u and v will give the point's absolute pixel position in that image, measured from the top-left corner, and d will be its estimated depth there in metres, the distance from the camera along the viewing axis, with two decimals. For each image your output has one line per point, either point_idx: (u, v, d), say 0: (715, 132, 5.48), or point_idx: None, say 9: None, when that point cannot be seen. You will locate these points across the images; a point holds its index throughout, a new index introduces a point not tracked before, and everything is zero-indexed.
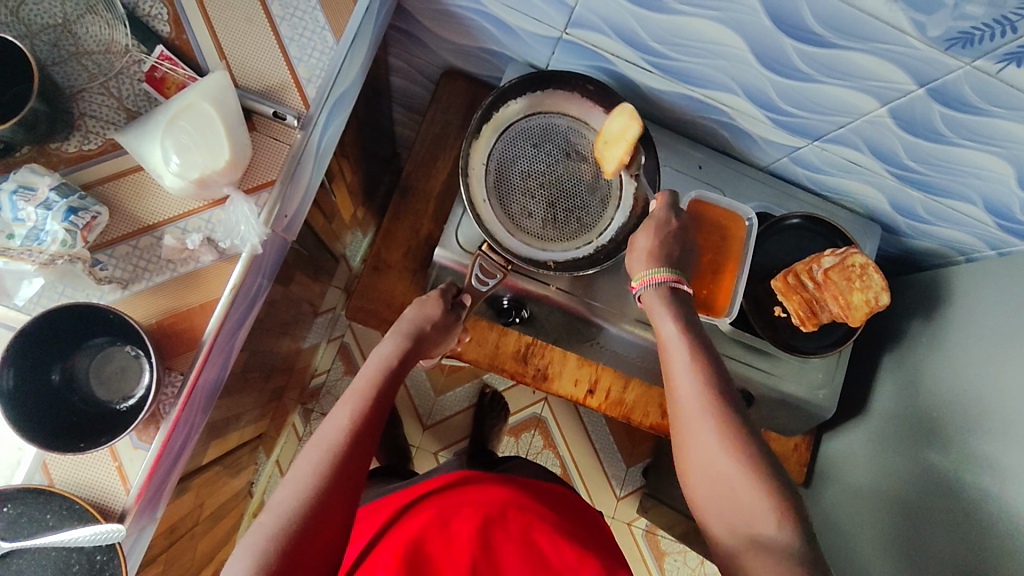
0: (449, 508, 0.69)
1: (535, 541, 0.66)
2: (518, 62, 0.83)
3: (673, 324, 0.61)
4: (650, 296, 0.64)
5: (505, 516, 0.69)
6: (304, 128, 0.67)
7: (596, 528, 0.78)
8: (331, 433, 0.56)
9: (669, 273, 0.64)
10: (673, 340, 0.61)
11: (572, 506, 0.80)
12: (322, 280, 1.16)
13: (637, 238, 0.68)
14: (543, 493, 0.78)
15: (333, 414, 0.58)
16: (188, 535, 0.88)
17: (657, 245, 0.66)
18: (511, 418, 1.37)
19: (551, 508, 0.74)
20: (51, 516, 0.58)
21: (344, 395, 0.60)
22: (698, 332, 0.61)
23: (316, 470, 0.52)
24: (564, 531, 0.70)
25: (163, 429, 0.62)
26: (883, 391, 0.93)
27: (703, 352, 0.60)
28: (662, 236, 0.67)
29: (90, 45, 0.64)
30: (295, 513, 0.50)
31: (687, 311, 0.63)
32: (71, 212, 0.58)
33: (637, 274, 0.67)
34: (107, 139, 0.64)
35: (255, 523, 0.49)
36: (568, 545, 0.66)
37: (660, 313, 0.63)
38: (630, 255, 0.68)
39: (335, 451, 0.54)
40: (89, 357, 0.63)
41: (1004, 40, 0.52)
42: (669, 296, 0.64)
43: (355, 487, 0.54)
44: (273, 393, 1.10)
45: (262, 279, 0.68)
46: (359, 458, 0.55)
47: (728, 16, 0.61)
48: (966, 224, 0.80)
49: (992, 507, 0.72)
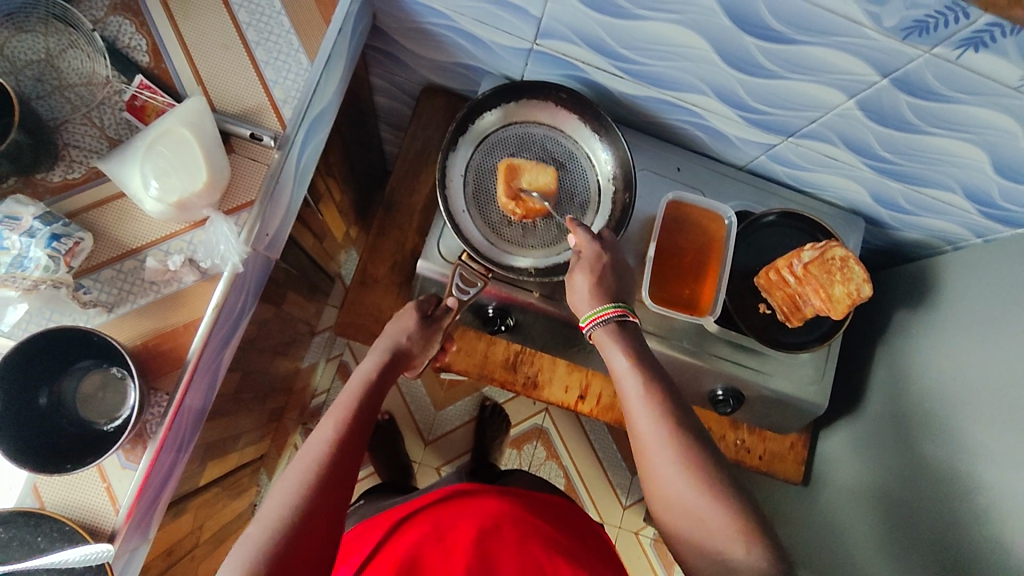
0: (441, 525, 0.69)
1: (527, 548, 0.65)
2: (494, 75, 0.84)
3: (626, 360, 0.60)
4: (600, 333, 0.63)
5: (500, 527, 0.68)
6: (281, 148, 0.69)
7: (594, 541, 0.76)
8: (316, 448, 0.56)
9: (616, 307, 0.63)
10: (625, 373, 0.59)
11: (567, 517, 0.79)
12: (318, 300, 1.18)
13: (575, 282, 0.67)
14: (538, 503, 0.78)
15: (317, 428, 0.58)
16: (187, 557, 0.89)
17: (592, 283, 0.66)
18: (513, 430, 1.37)
19: (546, 520, 0.73)
20: (42, 538, 0.59)
21: (329, 410, 0.61)
22: (650, 362, 0.60)
23: (301, 483, 0.53)
24: (560, 543, 0.69)
25: (150, 450, 0.63)
26: (876, 386, 0.92)
27: (654, 376, 0.58)
28: (600, 273, 0.66)
29: (72, 77, 0.66)
30: (283, 523, 0.50)
31: (635, 341, 0.62)
32: (53, 239, 0.60)
33: (584, 315, 0.66)
34: (91, 167, 0.66)
35: (242, 535, 0.49)
36: (563, 558, 0.65)
37: (613, 351, 0.61)
38: (575, 300, 0.68)
39: (318, 463, 0.54)
40: (76, 380, 0.65)
41: (959, 26, 0.52)
42: (616, 330, 0.63)
43: (343, 499, 0.54)
44: (273, 414, 1.12)
45: (244, 297, 0.69)
46: (346, 470, 0.56)
47: (689, 18, 0.62)
48: (948, 213, 0.80)
49: (987, 497, 0.70)
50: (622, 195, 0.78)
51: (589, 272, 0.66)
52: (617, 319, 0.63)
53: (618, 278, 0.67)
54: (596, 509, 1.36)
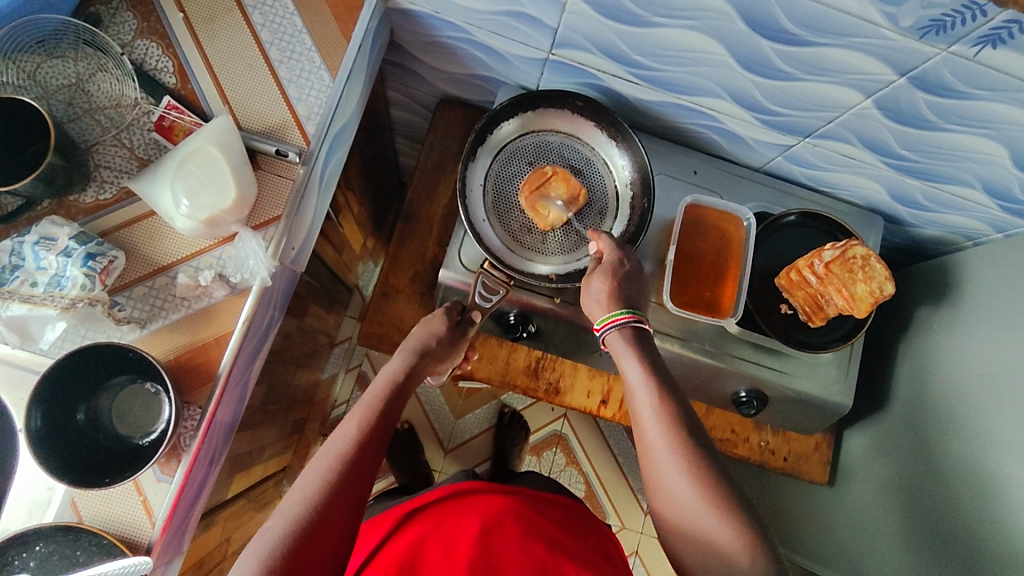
0: (444, 521, 0.69)
1: (533, 550, 0.64)
2: (509, 85, 0.85)
3: (639, 365, 0.60)
4: (614, 338, 0.64)
5: (502, 524, 0.68)
6: (305, 163, 0.70)
7: (607, 543, 0.76)
8: (339, 444, 0.56)
9: (633, 312, 0.64)
10: (637, 381, 0.59)
11: (577, 516, 0.78)
12: (338, 312, 1.19)
13: (591, 283, 0.68)
14: (548, 503, 0.77)
15: (342, 424, 0.59)
16: (215, 569, 0.90)
17: (610, 288, 0.66)
18: (533, 437, 1.37)
19: (556, 521, 0.73)
20: (81, 552, 0.61)
21: (354, 408, 0.61)
22: (661, 370, 0.60)
23: (322, 479, 0.53)
24: (564, 543, 0.68)
25: (184, 463, 0.64)
26: (900, 384, 0.92)
27: (667, 384, 0.59)
28: (616, 278, 0.67)
29: (102, 101, 0.68)
30: (303, 517, 0.50)
31: (649, 350, 0.62)
32: (89, 258, 0.61)
33: (598, 317, 0.66)
34: (121, 187, 0.67)
35: (261, 529, 0.50)
36: (567, 557, 0.64)
37: (625, 356, 0.62)
38: (589, 304, 0.68)
39: (340, 457, 0.55)
40: (112, 396, 0.66)
41: (975, 24, 0.53)
42: (630, 337, 0.63)
43: (362, 492, 0.55)
44: (295, 426, 1.13)
45: (272, 311, 0.71)
46: (366, 466, 0.56)
47: (705, 24, 0.63)
48: (968, 209, 0.80)
49: (1016, 491, 0.70)
50: (640, 200, 0.79)
51: (607, 276, 0.67)
52: (622, 326, 0.63)
53: (634, 286, 0.68)
54: (618, 515, 1.36)
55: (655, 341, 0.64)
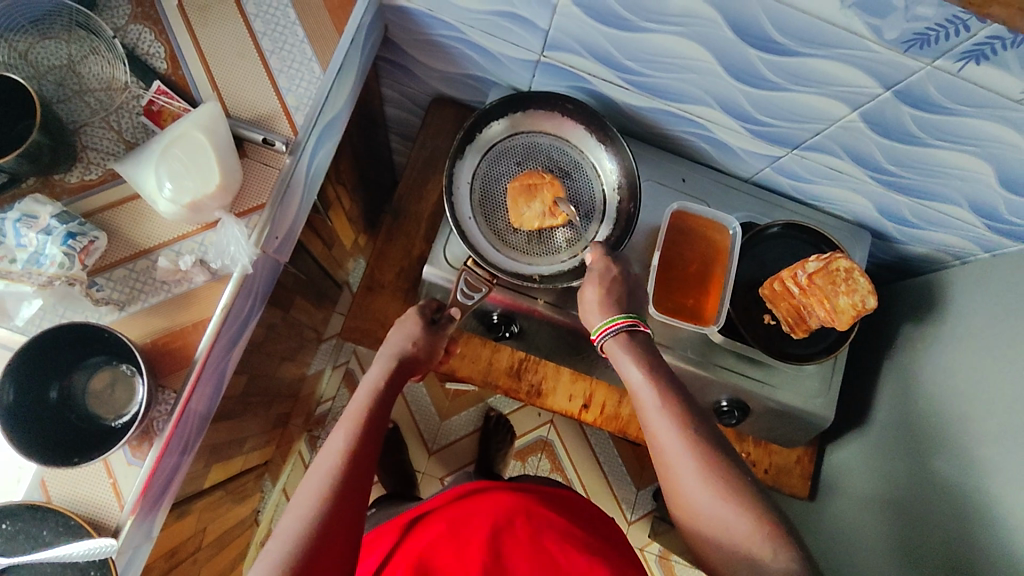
0: (454, 521, 0.69)
1: (546, 553, 0.64)
2: (501, 86, 0.86)
3: (641, 370, 0.60)
4: (613, 346, 0.64)
5: (513, 523, 0.67)
6: (292, 153, 0.70)
7: (613, 538, 0.74)
8: (329, 459, 0.56)
9: (627, 317, 0.64)
10: (643, 387, 0.59)
11: (587, 511, 0.77)
12: (326, 307, 1.19)
13: (585, 291, 0.69)
14: (553, 497, 0.76)
15: (330, 438, 0.59)
16: (189, 560, 0.89)
17: (603, 295, 0.67)
18: (518, 441, 1.37)
19: (563, 514, 0.73)
20: (48, 532, 0.60)
21: (340, 422, 0.61)
22: (669, 376, 0.60)
23: (317, 497, 0.53)
24: (573, 540, 0.67)
25: (156, 446, 0.63)
26: (882, 400, 0.92)
27: (675, 390, 0.59)
28: (610, 284, 0.68)
29: (92, 83, 0.68)
30: (300, 538, 0.50)
31: (650, 354, 0.62)
32: (69, 237, 0.61)
33: (594, 326, 0.67)
34: (107, 169, 0.67)
35: (263, 552, 0.50)
36: (581, 553, 0.64)
37: (626, 365, 0.62)
38: (586, 313, 0.69)
39: (332, 473, 0.55)
40: (86, 376, 0.66)
41: (960, 39, 0.53)
42: (629, 342, 0.63)
43: (358, 506, 0.55)
44: (278, 420, 1.12)
45: (252, 300, 0.70)
46: (359, 479, 0.56)
47: (694, 30, 0.63)
48: (954, 227, 0.80)
49: (995, 511, 0.70)
50: (625, 205, 0.79)
51: (600, 283, 0.68)
52: (619, 333, 0.63)
53: (630, 294, 0.69)
54: None
55: (655, 344, 0.64)
